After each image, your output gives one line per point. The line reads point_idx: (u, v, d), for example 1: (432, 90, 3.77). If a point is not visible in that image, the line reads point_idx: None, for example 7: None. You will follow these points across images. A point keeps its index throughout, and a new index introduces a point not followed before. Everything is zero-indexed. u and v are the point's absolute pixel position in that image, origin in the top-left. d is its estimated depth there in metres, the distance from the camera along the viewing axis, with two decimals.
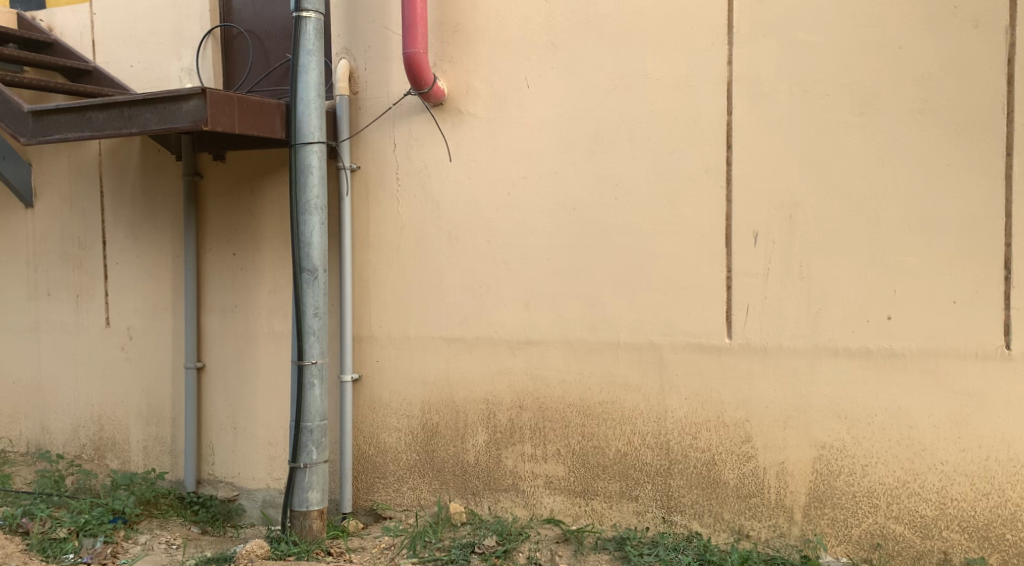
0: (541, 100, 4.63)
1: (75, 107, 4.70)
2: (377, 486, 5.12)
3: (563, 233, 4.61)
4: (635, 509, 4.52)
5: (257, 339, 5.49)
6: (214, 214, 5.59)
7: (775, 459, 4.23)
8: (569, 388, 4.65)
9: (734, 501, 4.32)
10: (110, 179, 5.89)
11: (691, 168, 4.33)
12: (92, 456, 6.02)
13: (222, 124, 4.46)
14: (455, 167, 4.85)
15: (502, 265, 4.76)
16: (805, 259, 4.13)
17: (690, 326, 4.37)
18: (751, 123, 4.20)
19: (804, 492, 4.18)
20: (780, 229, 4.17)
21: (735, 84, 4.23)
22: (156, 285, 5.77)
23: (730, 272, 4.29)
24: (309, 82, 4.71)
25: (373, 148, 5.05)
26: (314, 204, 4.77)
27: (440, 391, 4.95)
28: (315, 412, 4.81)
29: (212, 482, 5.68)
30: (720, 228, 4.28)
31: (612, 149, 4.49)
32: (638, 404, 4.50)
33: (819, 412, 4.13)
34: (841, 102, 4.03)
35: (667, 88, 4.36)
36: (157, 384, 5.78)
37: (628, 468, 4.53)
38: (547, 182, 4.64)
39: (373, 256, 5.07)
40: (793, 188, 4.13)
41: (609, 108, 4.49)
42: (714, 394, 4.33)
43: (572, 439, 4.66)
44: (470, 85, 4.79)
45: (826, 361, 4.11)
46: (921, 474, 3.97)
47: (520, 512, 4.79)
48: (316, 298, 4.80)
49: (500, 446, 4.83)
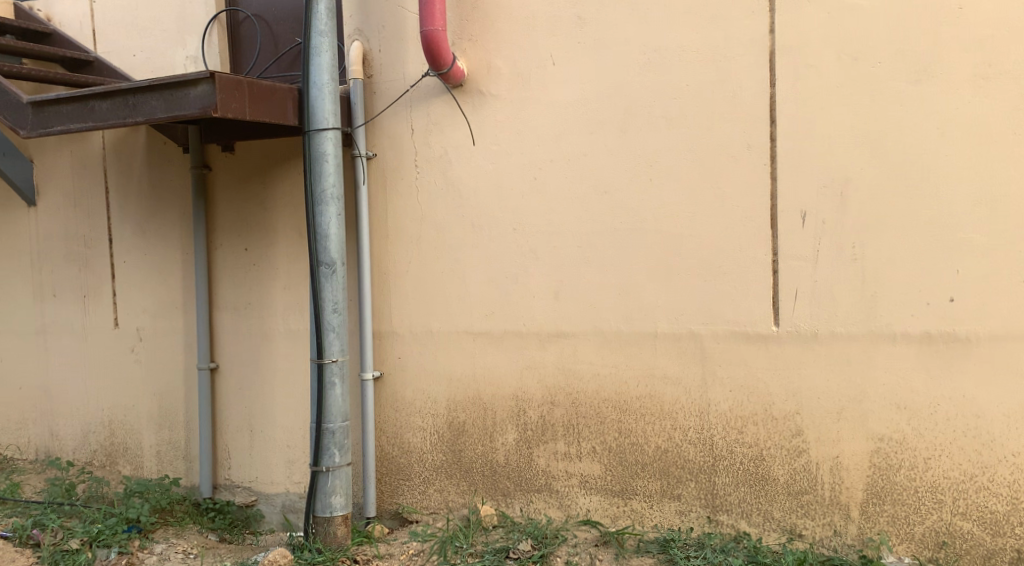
0: (569, 77, 4.37)
1: (77, 96, 4.45)
2: (402, 489, 4.88)
3: (594, 218, 4.35)
4: (678, 510, 4.27)
5: (273, 338, 5.24)
6: (224, 207, 5.34)
7: (829, 454, 3.97)
8: (604, 382, 4.39)
9: (785, 499, 4.06)
10: (114, 174, 5.65)
11: (731, 145, 4.07)
12: (103, 462, 5.80)
13: (232, 110, 4.21)
14: (477, 151, 4.59)
15: (530, 254, 4.50)
16: (858, 239, 3.87)
17: (734, 313, 4.11)
18: (796, 95, 3.94)
19: (860, 488, 3.93)
20: (829, 207, 3.91)
21: (778, 54, 3.96)
22: (165, 284, 5.53)
23: (776, 255, 4.02)
24: (321, 65, 4.46)
25: (389, 133, 4.79)
26: (330, 194, 4.51)
27: (466, 388, 4.70)
28: (336, 413, 4.56)
29: (228, 488, 5.45)
30: (765, 209, 4.02)
31: (645, 127, 4.22)
32: (679, 398, 4.24)
33: (876, 402, 3.87)
34: (894, 71, 3.77)
35: (704, 60, 4.09)
36: (169, 386, 5.54)
37: (670, 466, 4.28)
38: (577, 165, 4.37)
39: (392, 246, 4.82)
40: (844, 164, 3.88)
41: (641, 84, 4.22)
42: (761, 385, 4.08)
43: (608, 436, 4.40)
44: (491, 64, 4.53)
45: (883, 348, 3.85)
46: (991, 468, 3.71)
47: (554, 514, 4.54)
48: (334, 293, 4.54)
49: (532, 444, 4.58)
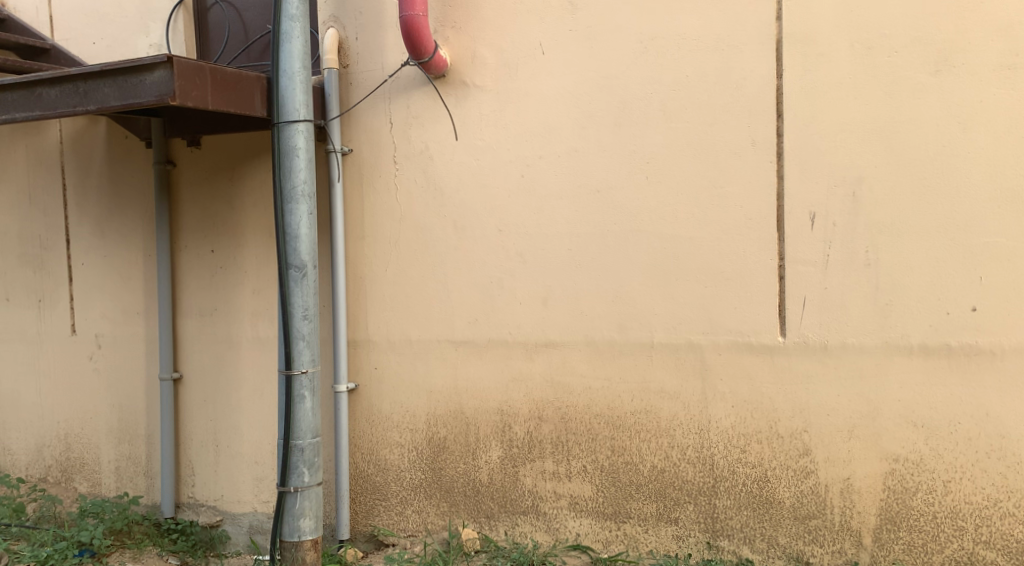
0: (558, 67, 4.06)
1: (24, 83, 4.09)
2: (378, 509, 4.54)
3: (586, 219, 4.04)
4: (675, 535, 3.96)
5: (240, 346, 4.88)
6: (189, 206, 4.99)
7: (839, 475, 3.67)
8: (595, 396, 4.07)
9: (791, 524, 3.76)
10: (73, 171, 5.29)
11: (735, 141, 3.77)
12: (57, 479, 5.40)
13: (192, 98, 3.87)
14: (460, 146, 4.26)
15: (516, 257, 4.18)
16: (871, 243, 3.58)
17: (736, 323, 3.81)
18: (805, 88, 3.65)
19: (873, 513, 3.63)
20: (841, 209, 3.62)
21: (785, 44, 3.67)
22: (125, 288, 5.16)
23: (782, 259, 3.73)
24: (293, 52, 4.12)
25: (366, 127, 4.46)
26: (300, 191, 4.16)
27: (448, 401, 4.37)
28: (305, 429, 4.21)
29: (191, 507, 5.07)
30: (771, 210, 3.73)
31: (640, 121, 3.92)
32: (677, 414, 3.93)
33: (890, 420, 3.58)
34: (912, 60, 3.48)
35: (706, 50, 3.79)
36: (129, 397, 5.17)
37: (667, 488, 3.97)
38: (567, 161, 4.06)
39: (368, 249, 4.48)
40: (857, 161, 3.58)
41: (637, 75, 3.92)
42: (766, 400, 3.77)
43: (600, 454, 4.08)
44: (476, 53, 4.21)
45: (898, 361, 3.55)
46: (1017, 492, 3.41)
47: (541, 538, 4.22)
48: (305, 299, 4.20)
49: (517, 463, 4.25)
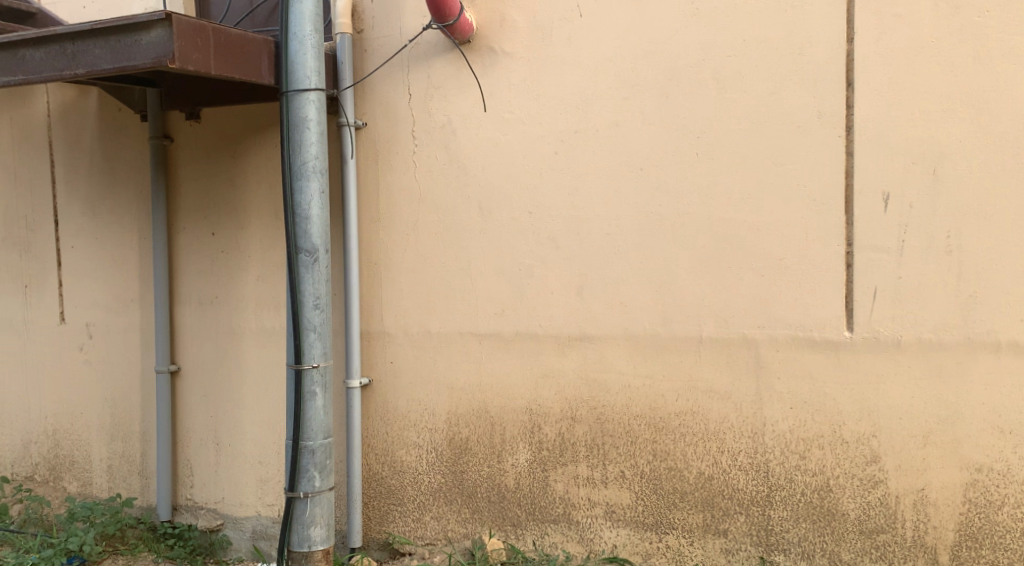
0: (599, 30, 3.66)
1: (6, 44, 3.68)
2: (393, 515, 4.16)
3: (628, 200, 3.65)
4: (724, 548, 3.60)
5: (243, 337, 4.49)
6: (188, 185, 4.59)
7: (912, 486, 3.31)
8: (635, 396, 3.70)
9: (856, 538, 3.40)
10: (61, 146, 4.88)
11: (799, 113, 3.38)
12: (45, 478, 5.02)
13: (194, 62, 3.46)
14: (488, 119, 3.87)
15: (549, 242, 3.80)
16: (953, 228, 3.21)
17: (797, 316, 3.43)
18: (881, 53, 3.26)
19: (951, 528, 3.28)
20: (919, 189, 3.24)
21: (858, 4, 3.28)
22: (118, 273, 4.76)
23: (850, 245, 3.35)
24: (303, 13, 3.71)
25: (382, 98, 4.06)
26: (312, 167, 3.77)
27: (471, 399, 3.99)
28: (316, 429, 3.83)
29: (189, 509, 4.69)
30: (839, 189, 3.35)
31: (691, 91, 3.53)
32: (728, 416, 3.56)
33: (974, 426, 3.22)
34: (1005, 21, 3.10)
35: (768, 10, 3.40)
36: (123, 391, 4.78)
37: (715, 497, 3.60)
38: (608, 136, 3.67)
39: (383, 232, 4.09)
40: (939, 136, 3.21)
41: (689, 39, 3.52)
42: (830, 401, 3.40)
43: (640, 459, 3.71)
44: (506, 16, 3.81)
45: (983, 360, 3.20)
46: None
47: (574, 549, 3.85)
48: (316, 286, 3.81)
49: (547, 467, 3.87)
